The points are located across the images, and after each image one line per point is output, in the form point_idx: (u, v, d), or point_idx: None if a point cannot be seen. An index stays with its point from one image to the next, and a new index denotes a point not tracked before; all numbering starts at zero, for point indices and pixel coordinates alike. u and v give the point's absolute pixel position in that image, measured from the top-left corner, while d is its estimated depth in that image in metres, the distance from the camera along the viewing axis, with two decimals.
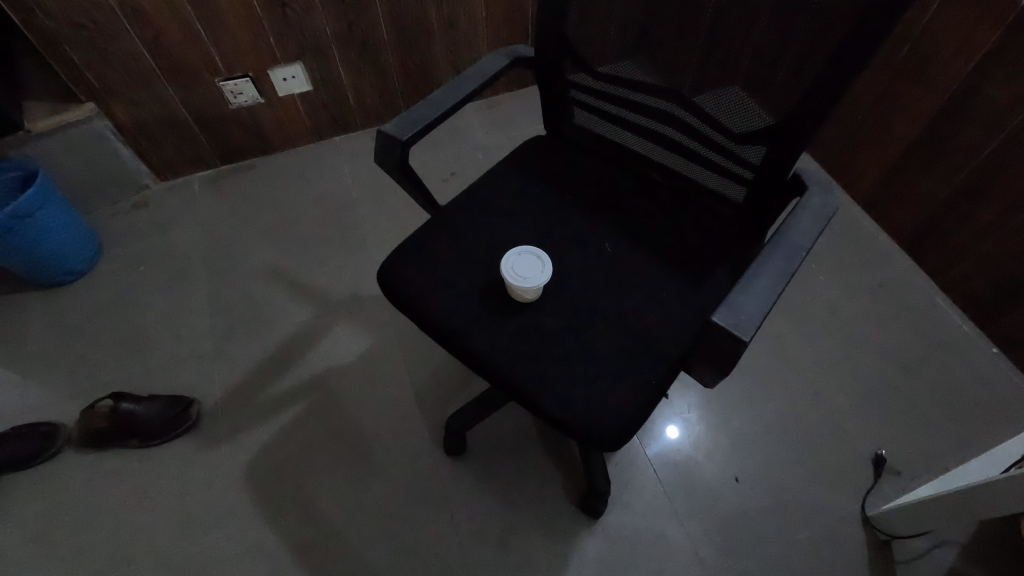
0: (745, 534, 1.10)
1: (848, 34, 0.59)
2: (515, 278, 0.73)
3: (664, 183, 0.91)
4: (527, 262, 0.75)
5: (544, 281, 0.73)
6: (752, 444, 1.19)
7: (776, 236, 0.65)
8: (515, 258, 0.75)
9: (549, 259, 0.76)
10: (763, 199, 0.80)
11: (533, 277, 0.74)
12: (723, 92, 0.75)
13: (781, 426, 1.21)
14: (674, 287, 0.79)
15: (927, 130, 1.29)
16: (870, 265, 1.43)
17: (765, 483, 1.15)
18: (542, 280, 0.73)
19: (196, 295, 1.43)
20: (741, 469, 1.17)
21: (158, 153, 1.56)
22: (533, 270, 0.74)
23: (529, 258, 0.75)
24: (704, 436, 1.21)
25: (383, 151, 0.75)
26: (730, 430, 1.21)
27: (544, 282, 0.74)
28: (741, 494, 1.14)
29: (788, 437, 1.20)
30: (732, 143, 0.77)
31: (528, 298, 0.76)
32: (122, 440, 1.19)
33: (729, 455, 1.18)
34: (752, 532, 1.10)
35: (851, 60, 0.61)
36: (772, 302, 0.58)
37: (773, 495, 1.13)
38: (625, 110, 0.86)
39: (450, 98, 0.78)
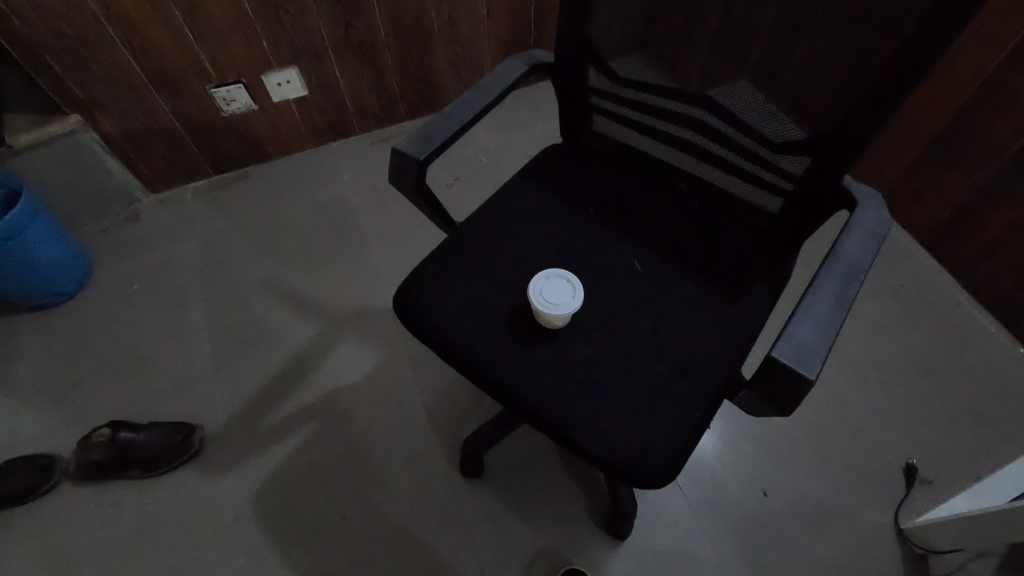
0: (776, 551, 1.06)
1: (909, 38, 0.54)
2: (543, 303, 0.68)
3: (692, 193, 0.86)
4: (557, 285, 0.70)
5: (576, 310, 0.68)
6: (779, 456, 1.15)
7: (829, 257, 0.60)
8: (544, 282, 0.70)
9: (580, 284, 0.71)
10: (804, 211, 0.75)
11: (563, 303, 0.68)
12: (762, 100, 0.69)
13: (808, 438, 1.17)
14: (711, 307, 0.75)
15: (950, 126, 1.24)
16: (890, 264, 1.39)
17: (795, 498, 1.11)
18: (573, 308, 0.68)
19: (196, 314, 1.38)
20: (769, 483, 1.13)
21: (149, 164, 1.49)
22: (562, 295, 0.69)
23: (559, 281, 0.71)
24: (729, 449, 1.17)
25: (397, 170, 0.69)
26: (756, 441, 1.17)
27: (575, 308, 0.68)
28: (770, 509, 1.10)
29: (815, 447, 1.16)
30: (771, 153, 0.72)
31: (557, 325, 0.71)
32: (121, 471, 1.14)
33: (757, 468, 1.14)
34: (784, 549, 1.06)
35: (913, 66, 0.55)
36: (835, 333, 0.53)
37: (804, 509, 1.10)
38: (652, 117, 0.80)
39: (467, 111, 0.73)
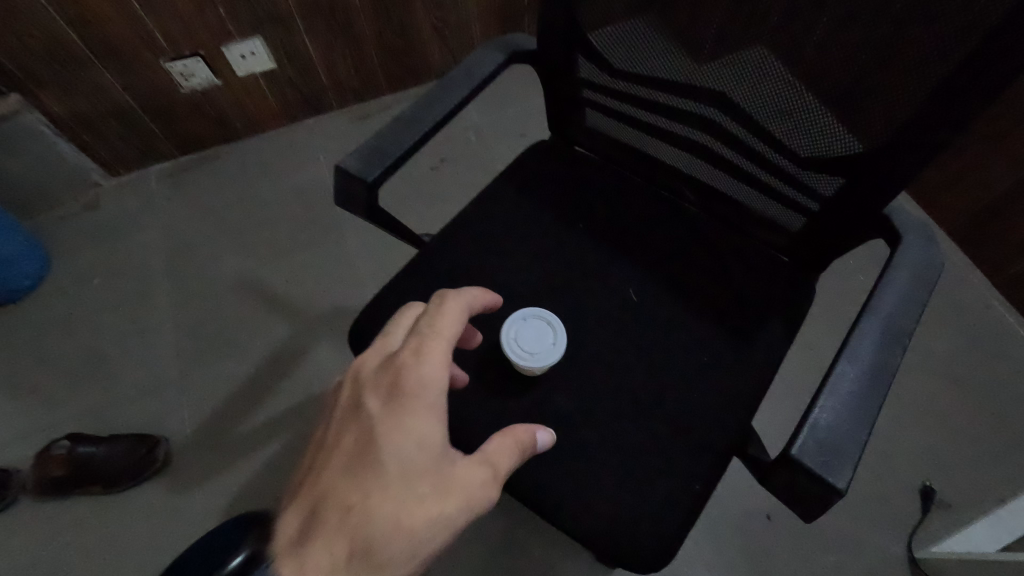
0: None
1: (993, 33, 0.41)
2: (518, 353, 0.60)
3: (699, 205, 0.74)
4: (535, 329, 0.62)
5: (557, 358, 0.60)
6: None
7: (866, 311, 0.49)
8: (517, 326, 0.62)
9: (561, 325, 0.63)
10: (832, 236, 0.64)
11: (542, 351, 0.60)
12: (790, 105, 0.56)
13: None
14: (716, 348, 0.65)
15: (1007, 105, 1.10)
16: None
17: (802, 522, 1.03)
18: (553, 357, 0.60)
19: (162, 312, 1.28)
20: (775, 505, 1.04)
21: (105, 146, 1.37)
22: (540, 342, 0.61)
23: (535, 324, 0.62)
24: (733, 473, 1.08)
25: (343, 191, 0.57)
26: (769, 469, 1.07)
27: (556, 356, 0.60)
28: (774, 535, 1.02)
29: None
30: (797, 166, 0.60)
31: (533, 373, 0.61)
32: (82, 487, 1.07)
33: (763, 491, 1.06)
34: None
35: (994, 70, 0.43)
36: (872, 424, 0.43)
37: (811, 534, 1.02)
38: (655, 117, 0.68)
39: (429, 116, 0.60)
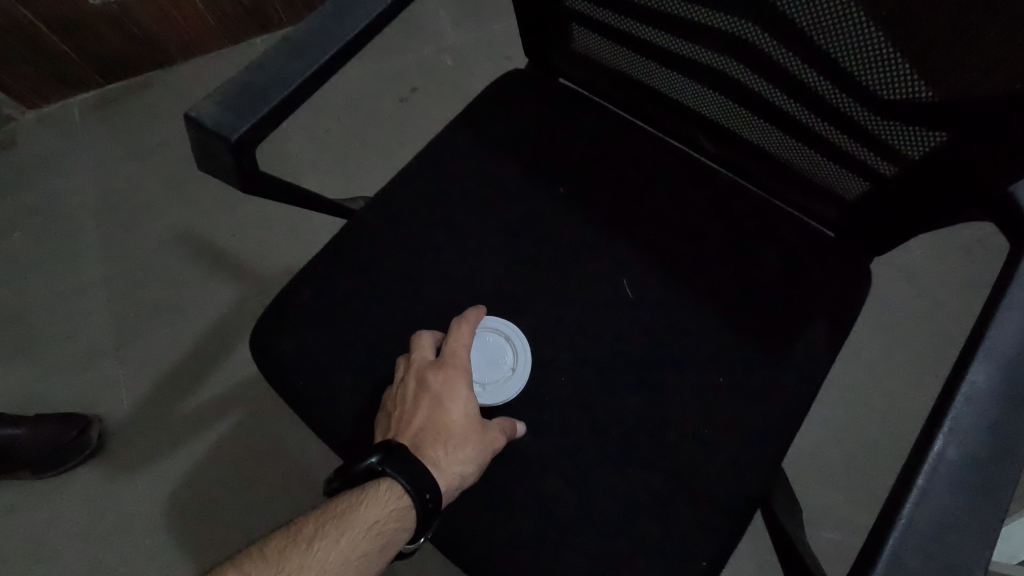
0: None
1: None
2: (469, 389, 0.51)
3: (720, 160, 0.55)
4: (485, 353, 0.51)
5: (523, 384, 0.50)
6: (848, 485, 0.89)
7: (976, 352, 0.32)
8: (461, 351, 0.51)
9: (521, 333, 0.52)
10: (908, 212, 0.46)
11: (499, 381, 0.50)
12: (874, 20, 0.37)
13: (878, 454, 0.90)
14: (730, 362, 0.50)
15: None
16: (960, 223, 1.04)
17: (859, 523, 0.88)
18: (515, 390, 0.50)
19: (91, 271, 1.12)
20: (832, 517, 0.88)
21: (10, 72, 1.15)
22: (493, 371, 0.50)
23: (486, 344, 0.51)
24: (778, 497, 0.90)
25: (204, 154, 0.39)
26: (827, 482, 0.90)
27: (516, 386, 0.50)
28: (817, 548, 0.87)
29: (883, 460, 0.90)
30: (870, 113, 0.42)
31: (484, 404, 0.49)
32: (9, 472, 0.94)
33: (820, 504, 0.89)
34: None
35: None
36: (989, 550, 0.28)
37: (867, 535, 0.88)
38: (664, 36, 0.48)
39: (329, 38, 0.41)
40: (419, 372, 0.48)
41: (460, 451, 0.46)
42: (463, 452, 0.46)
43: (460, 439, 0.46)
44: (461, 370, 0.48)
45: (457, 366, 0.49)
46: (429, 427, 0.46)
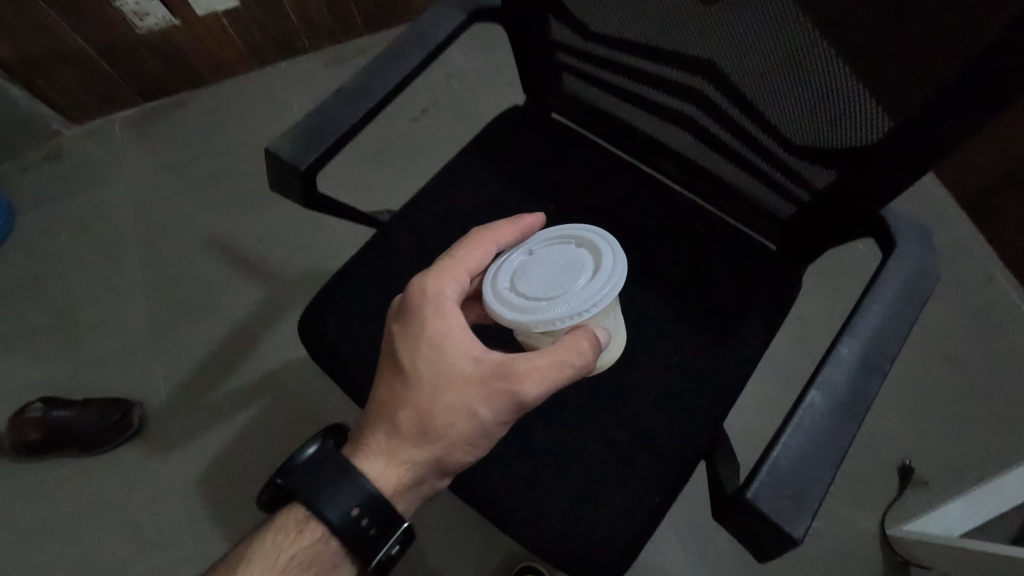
0: None
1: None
2: (535, 306, 0.47)
3: (681, 183, 0.68)
4: (550, 266, 0.49)
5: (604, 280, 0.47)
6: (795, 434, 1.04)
7: (845, 332, 0.44)
8: (512, 276, 0.50)
9: (590, 237, 0.50)
10: (821, 230, 0.58)
11: (572, 287, 0.47)
12: (783, 84, 0.49)
13: None
14: (686, 348, 0.62)
15: None
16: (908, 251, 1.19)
17: None
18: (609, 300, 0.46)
19: (132, 270, 1.24)
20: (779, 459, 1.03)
21: (61, 92, 1.28)
22: (562, 283, 0.47)
23: (553, 256, 0.49)
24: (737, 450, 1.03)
25: (277, 179, 0.52)
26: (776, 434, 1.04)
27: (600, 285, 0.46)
28: None
29: None
30: (788, 153, 0.54)
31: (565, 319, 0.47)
32: (59, 449, 1.06)
33: None
34: None
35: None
36: (837, 466, 0.39)
37: None
38: (633, 84, 0.60)
39: (372, 92, 0.54)
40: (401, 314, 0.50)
41: (412, 431, 0.48)
42: (417, 432, 0.48)
43: (414, 411, 0.48)
44: (453, 308, 0.49)
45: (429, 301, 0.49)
46: (393, 393, 0.49)
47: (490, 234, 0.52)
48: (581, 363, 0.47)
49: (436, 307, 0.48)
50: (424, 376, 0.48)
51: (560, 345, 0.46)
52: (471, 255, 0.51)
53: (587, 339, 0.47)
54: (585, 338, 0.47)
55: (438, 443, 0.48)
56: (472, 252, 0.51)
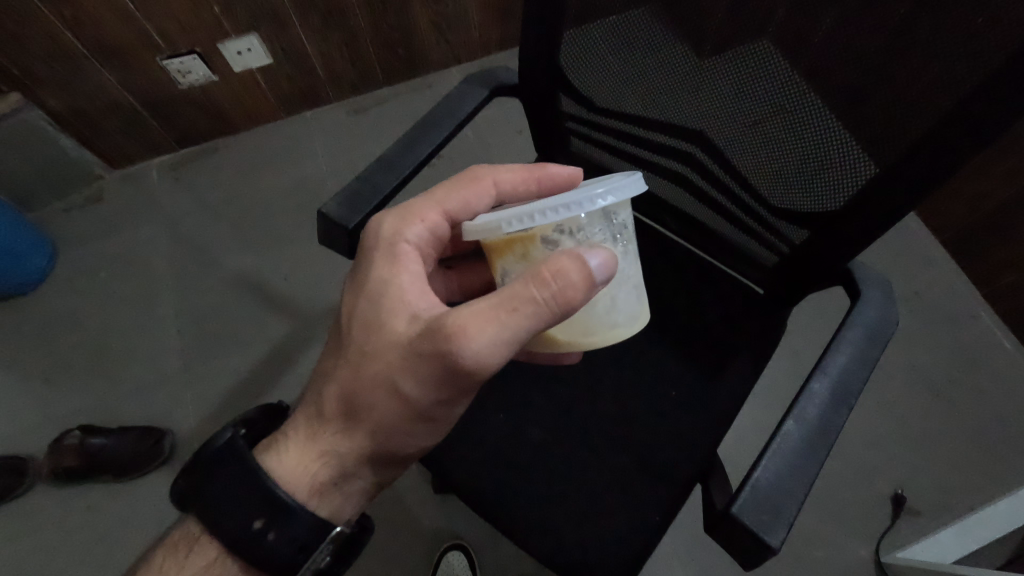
0: None
1: (965, 102, 0.43)
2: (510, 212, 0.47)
3: (678, 233, 0.76)
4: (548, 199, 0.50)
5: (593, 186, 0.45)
6: None
7: (817, 370, 0.51)
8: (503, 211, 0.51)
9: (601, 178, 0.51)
10: (799, 281, 0.66)
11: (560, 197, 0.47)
12: (764, 152, 0.58)
13: None
14: (683, 382, 0.69)
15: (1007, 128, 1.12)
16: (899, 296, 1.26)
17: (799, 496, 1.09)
18: (601, 198, 0.45)
19: (165, 305, 1.32)
20: None
21: (105, 140, 1.39)
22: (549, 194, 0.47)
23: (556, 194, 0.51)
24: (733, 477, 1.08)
25: (326, 236, 0.60)
26: None
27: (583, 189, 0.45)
28: None
29: None
30: (769, 212, 0.62)
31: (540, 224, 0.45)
32: (93, 475, 1.12)
33: None
34: None
35: (961, 139, 0.44)
36: (810, 485, 0.46)
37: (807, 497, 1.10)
38: (635, 147, 0.69)
39: (407, 161, 0.63)
40: (361, 249, 0.56)
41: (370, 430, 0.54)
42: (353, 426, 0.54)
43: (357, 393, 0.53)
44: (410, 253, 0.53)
45: (384, 238, 0.54)
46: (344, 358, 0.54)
47: (491, 175, 0.57)
48: (550, 293, 0.43)
49: (391, 241, 0.54)
50: (355, 342, 0.53)
51: (524, 279, 0.44)
52: (454, 197, 0.56)
53: (570, 256, 0.44)
54: (567, 255, 0.44)
55: (360, 433, 0.54)
56: (455, 201, 0.56)
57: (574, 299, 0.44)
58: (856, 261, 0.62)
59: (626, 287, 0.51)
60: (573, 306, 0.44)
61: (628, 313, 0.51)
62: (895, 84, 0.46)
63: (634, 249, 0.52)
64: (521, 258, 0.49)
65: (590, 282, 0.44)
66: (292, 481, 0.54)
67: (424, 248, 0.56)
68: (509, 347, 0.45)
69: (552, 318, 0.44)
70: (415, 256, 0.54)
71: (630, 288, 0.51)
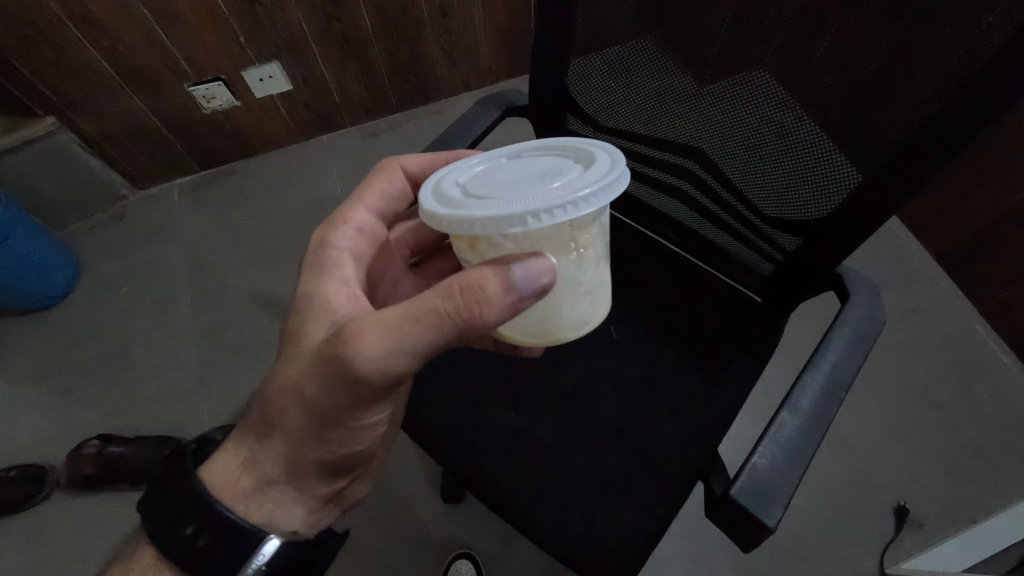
0: (783, 543, 1.09)
1: (935, 113, 0.47)
2: (451, 197, 0.46)
3: (678, 244, 0.80)
4: (515, 175, 0.48)
5: (524, 203, 0.41)
6: None
7: (810, 365, 0.55)
8: (468, 176, 0.49)
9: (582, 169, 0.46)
10: (793, 288, 0.69)
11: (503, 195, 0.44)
12: (755, 166, 0.63)
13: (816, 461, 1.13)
14: (686, 384, 0.73)
15: (993, 149, 1.16)
16: (896, 312, 1.30)
17: (802, 506, 1.11)
18: (580, 207, 0.41)
19: (183, 319, 1.37)
20: None
21: (131, 161, 1.45)
22: (516, 192, 0.43)
23: (531, 168, 0.48)
24: None
25: None
26: None
27: (516, 200, 0.42)
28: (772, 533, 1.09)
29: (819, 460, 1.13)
30: (762, 221, 0.67)
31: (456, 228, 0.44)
32: (109, 483, 1.14)
33: None
34: (780, 540, 1.09)
35: (933, 147, 0.48)
36: (803, 470, 0.49)
37: (811, 509, 1.11)
38: (636, 162, 0.74)
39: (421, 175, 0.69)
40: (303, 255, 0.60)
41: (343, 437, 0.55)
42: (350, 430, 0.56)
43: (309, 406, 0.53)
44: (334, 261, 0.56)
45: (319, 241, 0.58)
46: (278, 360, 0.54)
47: (397, 161, 0.65)
48: (454, 307, 0.44)
49: (321, 242, 0.58)
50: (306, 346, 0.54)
51: (438, 289, 0.44)
52: (371, 191, 0.63)
53: (493, 270, 0.44)
54: (489, 269, 0.44)
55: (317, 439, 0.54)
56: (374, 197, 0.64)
57: (482, 315, 0.44)
58: (845, 268, 0.66)
59: (577, 292, 0.51)
60: (481, 322, 0.45)
61: (573, 316, 0.53)
62: (868, 103, 0.51)
63: (596, 255, 0.51)
64: (470, 247, 0.49)
65: (509, 298, 0.44)
66: (236, 498, 0.55)
67: (355, 248, 0.58)
68: (411, 358, 0.47)
69: (455, 331, 0.45)
70: (344, 259, 0.57)
71: (575, 297, 0.51)
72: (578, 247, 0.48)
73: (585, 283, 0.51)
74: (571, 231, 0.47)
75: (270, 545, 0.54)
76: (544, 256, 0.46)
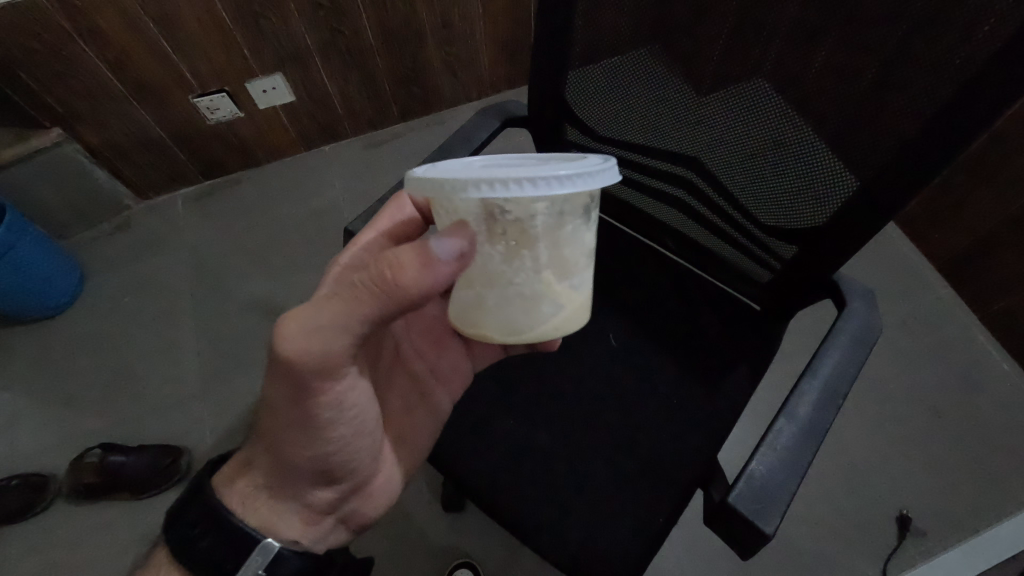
0: (784, 552, 1.08)
1: (932, 119, 0.47)
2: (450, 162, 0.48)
3: (676, 252, 0.81)
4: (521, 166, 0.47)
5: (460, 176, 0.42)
6: None
7: (807, 373, 0.55)
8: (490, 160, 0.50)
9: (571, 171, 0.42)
10: (791, 295, 0.70)
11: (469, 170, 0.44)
12: (752, 175, 0.64)
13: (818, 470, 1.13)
14: (685, 392, 0.73)
15: (991, 157, 1.17)
16: (896, 319, 1.30)
17: (803, 515, 1.11)
18: (514, 187, 0.40)
19: (186, 328, 1.37)
20: None
21: (136, 172, 1.47)
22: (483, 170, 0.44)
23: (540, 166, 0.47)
24: None
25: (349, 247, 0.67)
26: None
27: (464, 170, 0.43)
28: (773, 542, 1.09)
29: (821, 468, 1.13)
30: (759, 229, 0.67)
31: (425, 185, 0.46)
32: (111, 492, 1.15)
33: None
34: (781, 548, 1.08)
35: (930, 154, 0.49)
36: (802, 477, 0.49)
37: (813, 518, 1.11)
38: (635, 171, 0.75)
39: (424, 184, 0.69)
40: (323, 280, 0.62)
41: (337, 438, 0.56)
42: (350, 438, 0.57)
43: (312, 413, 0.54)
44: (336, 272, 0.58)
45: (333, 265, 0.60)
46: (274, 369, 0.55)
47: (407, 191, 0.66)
48: (371, 276, 0.46)
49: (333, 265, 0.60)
50: None
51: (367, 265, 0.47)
52: (382, 219, 0.63)
53: (411, 242, 0.45)
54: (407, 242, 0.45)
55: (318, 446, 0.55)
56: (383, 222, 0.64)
57: (394, 283, 0.45)
58: (842, 275, 0.66)
59: (513, 292, 0.49)
60: (395, 292, 0.45)
61: (512, 317, 0.50)
62: (863, 112, 0.52)
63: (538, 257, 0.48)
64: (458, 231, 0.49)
65: (423, 265, 0.44)
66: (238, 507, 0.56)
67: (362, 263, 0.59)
68: (341, 332, 0.48)
69: (376, 302, 0.46)
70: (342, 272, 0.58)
71: (502, 293, 0.49)
72: (504, 236, 0.46)
73: (518, 284, 0.49)
74: (508, 218, 0.45)
75: (264, 549, 0.56)
76: (464, 235, 0.45)
